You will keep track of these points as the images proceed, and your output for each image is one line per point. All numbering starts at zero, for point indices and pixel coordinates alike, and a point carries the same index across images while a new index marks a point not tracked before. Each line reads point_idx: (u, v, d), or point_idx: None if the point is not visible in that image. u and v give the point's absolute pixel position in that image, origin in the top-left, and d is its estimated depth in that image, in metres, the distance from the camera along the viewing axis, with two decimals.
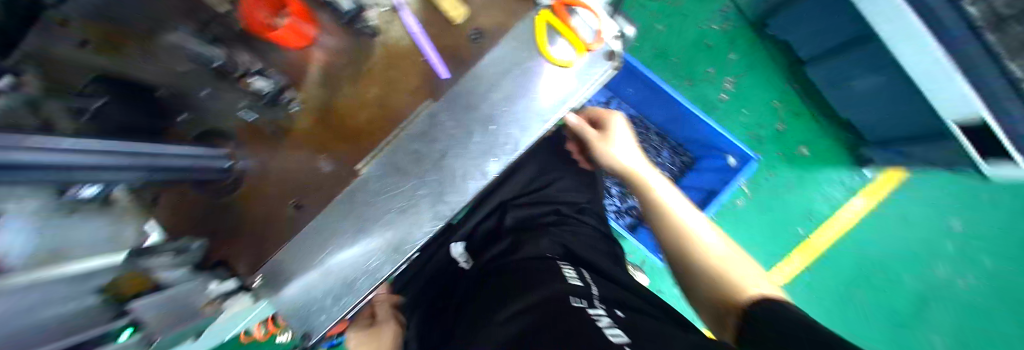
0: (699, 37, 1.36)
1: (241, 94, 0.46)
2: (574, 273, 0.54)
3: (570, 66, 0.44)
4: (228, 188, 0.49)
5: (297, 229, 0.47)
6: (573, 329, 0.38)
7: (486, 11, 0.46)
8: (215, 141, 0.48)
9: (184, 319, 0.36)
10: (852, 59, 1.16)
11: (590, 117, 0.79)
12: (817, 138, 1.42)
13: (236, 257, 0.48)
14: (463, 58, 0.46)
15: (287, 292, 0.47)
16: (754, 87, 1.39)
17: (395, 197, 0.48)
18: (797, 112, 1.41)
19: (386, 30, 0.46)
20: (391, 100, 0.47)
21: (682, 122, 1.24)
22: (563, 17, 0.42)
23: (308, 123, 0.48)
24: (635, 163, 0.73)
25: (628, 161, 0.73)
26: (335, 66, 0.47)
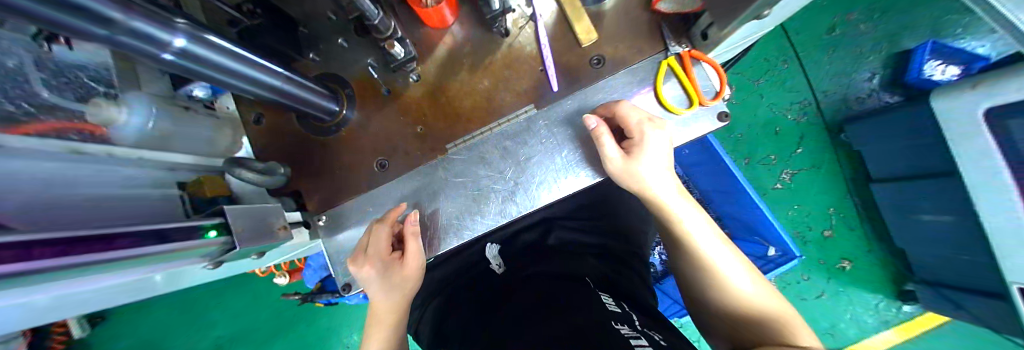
0: (771, 121, 1.17)
1: (372, 52, 0.50)
2: (612, 301, 0.49)
3: (683, 113, 0.44)
4: (326, 130, 0.52)
5: (380, 183, 0.51)
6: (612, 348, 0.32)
7: (613, 42, 0.48)
8: (332, 83, 0.51)
9: (258, 238, 0.38)
10: (917, 190, 0.98)
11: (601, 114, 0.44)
12: (864, 255, 1.20)
13: (313, 192, 0.52)
14: (578, 77, 0.48)
15: (343, 233, 0.50)
16: (813, 187, 1.18)
17: (470, 183, 0.48)
18: (853, 226, 1.18)
19: (517, 33, 0.49)
20: (498, 95, 0.50)
21: (729, 197, 1.08)
22: (689, 69, 0.44)
23: (418, 94, 0.51)
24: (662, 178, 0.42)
25: (653, 174, 0.42)
26: (460, 50, 0.50)
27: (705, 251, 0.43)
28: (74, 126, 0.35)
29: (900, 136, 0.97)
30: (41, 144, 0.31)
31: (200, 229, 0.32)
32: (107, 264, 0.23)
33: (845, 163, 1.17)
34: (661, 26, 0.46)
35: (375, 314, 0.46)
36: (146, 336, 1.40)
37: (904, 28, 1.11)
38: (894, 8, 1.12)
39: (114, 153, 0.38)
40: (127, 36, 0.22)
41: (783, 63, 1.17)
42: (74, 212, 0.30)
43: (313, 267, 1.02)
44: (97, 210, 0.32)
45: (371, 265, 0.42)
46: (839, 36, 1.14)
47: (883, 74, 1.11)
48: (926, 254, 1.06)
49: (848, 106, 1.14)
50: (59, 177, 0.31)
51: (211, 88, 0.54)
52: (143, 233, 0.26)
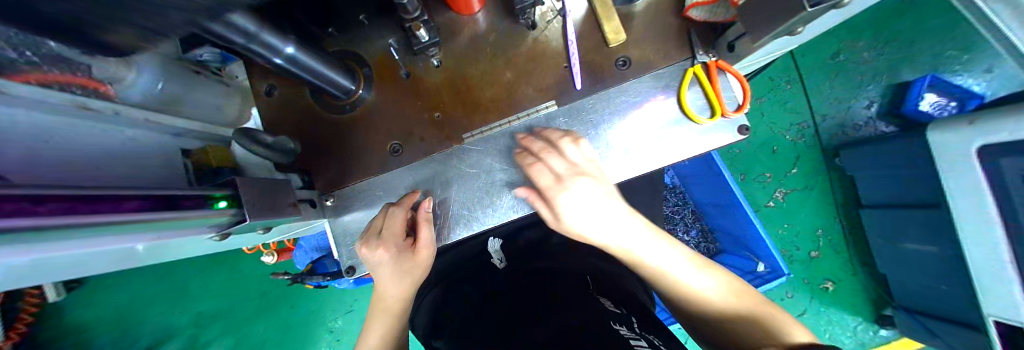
0: (768, 140, 1.19)
1: (396, 33, 0.49)
2: (609, 301, 0.48)
3: (704, 122, 0.44)
4: (340, 108, 0.50)
5: (393, 167, 0.49)
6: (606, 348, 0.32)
7: (640, 44, 0.48)
8: (349, 59, 0.49)
9: (272, 211, 0.37)
10: (904, 220, 1.00)
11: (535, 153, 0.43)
12: (847, 279, 1.21)
13: (320, 170, 0.51)
14: (602, 76, 0.48)
15: (350, 213, 0.49)
16: (804, 208, 1.20)
17: (484, 175, 0.48)
18: (840, 250, 1.20)
19: (544, 27, 0.49)
20: (520, 88, 0.49)
21: (723, 211, 1.08)
22: (714, 79, 0.44)
23: (438, 79, 0.50)
24: (593, 228, 0.41)
25: (586, 227, 0.41)
26: (484, 39, 0.49)
27: (657, 266, 0.42)
28: (78, 83, 0.30)
29: (889, 167, 0.98)
30: (36, 96, 0.27)
31: (207, 199, 0.31)
32: (110, 229, 0.22)
33: (836, 187, 1.19)
34: (691, 33, 0.46)
35: (380, 298, 0.45)
36: (125, 305, 1.37)
37: (907, 59, 1.10)
38: (901, 36, 1.10)
39: (116, 112, 0.36)
40: (257, 44, 0.33)
41: (786, 84, 1.18)
42: (64, 170, 0.29)
43: (304, 248, 1.00)
44: (81, 174, 0.31)
45: (385, 249, 0.41)
46: (842, 62, 1.14)
47: (881, 104, 1.11)
48: (908, 282, 1.06)
49: (845, 132, 1.14)
50: (62, 131, 0.31)
51: (222, 54, 0.51)
52: (139, 197, 0.25)
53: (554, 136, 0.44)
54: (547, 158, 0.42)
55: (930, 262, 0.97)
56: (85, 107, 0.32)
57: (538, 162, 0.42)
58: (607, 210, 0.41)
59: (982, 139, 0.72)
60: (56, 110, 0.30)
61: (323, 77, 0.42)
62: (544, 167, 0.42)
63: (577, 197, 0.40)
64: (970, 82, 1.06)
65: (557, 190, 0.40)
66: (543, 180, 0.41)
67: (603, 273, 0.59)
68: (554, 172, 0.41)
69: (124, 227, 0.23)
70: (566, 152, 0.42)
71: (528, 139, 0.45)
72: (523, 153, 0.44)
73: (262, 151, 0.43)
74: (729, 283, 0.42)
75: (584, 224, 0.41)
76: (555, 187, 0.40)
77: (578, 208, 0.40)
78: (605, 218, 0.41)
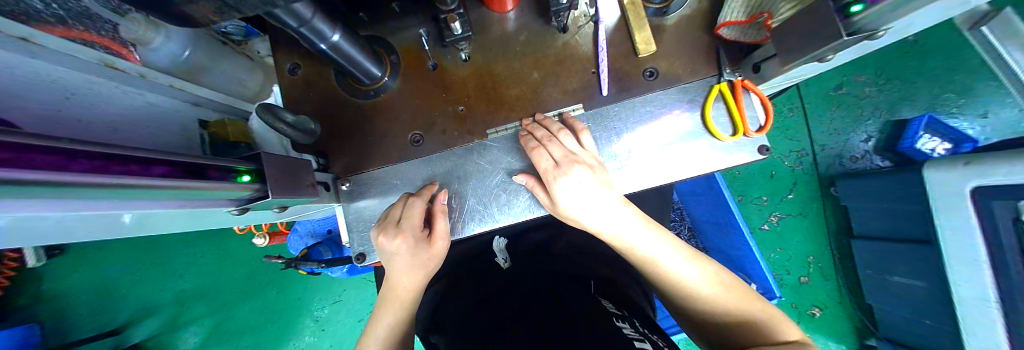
0: (766, 165, 1.22)
1: (429, 25, 0.49)
2: (611, 302, 0.49)
3: (725, 139, 0.45)
4: (364, 93, 0.49)
5: (411, 157, 0.49)
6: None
7: (668, 57, 0.49)
8: (378, 45, 0.49)
9: (292, 189, 0.36)
10: (891, 253, 1.01)
11: (537, 139, 0.44)
12: (835, 308, 1.20)
13: (338, 154, 0.50)
14: (629, 85, 0.49)
15: (364, 200, 0.49)
16: (798, 233, 1.21)
17: (504, 171, 0.48)
18: (829, 276, 1.20)
19: (575, 32, 0.49)
20: (546, 88, 0.49)
21: (719, 229, 1.08)
22: (739, 96, 0.44)
23: (465, 73, 0.50)
24: (585, 215, 0.42)
25: (582, 214, 0.42)
26: (516, 37, 0.50)
27: (652, 257, 0.42)
28: (99, 41, 0.32)
29: (885, 200, 0.98)
30: (64, 51, 0.28)
31: (232, 172, 0.30)
32: (135, 192, 0.21)
33: (830, 216, 1.19)
34: (718, 51, 0.47)
35: (392, 290, 0.45)
36: (106, 277, 1.32)
37: (906, 98, 1.11)
38: (903, 75, 1.12)
39: (143, 75, 0.37)
40: (307, 29, 0.34)
41: (789, 111, 1.20)
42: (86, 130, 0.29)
43: (299, 232, 0.98)
44: (105, 133, 0.30)
45: (403, 238, 0.40)
46: (843, 96, 1.16)
47: (878, 138, 1.12)
48: (895, 315, 1.05)
49: (842, 163, 1.16)
50: (88, 88, 0.30)
51: (246, 28, 0.52)
52: (171, 163, 0.24)
53: (555, 125, 0.44)
54: (548, 144, 0.42)
55: (917, 298, 0.97)
56: (114, 66, 0.33)
57: (540, 147, 0.43)
58: (601, 201, 0.41)
59: (977, 180, 0.73)
60: (84, 67, 0.30)
61: (353, 64, 0.42)
62: (544, 152, 0.42)
63: (573, 185, 0.40)
64: (965, 125, 1.07)
65: (553, 175, 0.41)
66: (542, 167, 0.42)
67: (608, 276, 0.58)
68: (553, 158, 0.42)
69: (152, 190, 0.22)
70: (566, 141, 0.43)
71: (531, 125, 0.46)
72: (525, 136, 0.45)
73: (287, 130, 0.41)
74: (729, 281, 0.41)
75: (578, 211, 0.42)
76: (553, 173, 0.41)
77: (575, 197, 0.41)
78: (598, 207, 0.41)
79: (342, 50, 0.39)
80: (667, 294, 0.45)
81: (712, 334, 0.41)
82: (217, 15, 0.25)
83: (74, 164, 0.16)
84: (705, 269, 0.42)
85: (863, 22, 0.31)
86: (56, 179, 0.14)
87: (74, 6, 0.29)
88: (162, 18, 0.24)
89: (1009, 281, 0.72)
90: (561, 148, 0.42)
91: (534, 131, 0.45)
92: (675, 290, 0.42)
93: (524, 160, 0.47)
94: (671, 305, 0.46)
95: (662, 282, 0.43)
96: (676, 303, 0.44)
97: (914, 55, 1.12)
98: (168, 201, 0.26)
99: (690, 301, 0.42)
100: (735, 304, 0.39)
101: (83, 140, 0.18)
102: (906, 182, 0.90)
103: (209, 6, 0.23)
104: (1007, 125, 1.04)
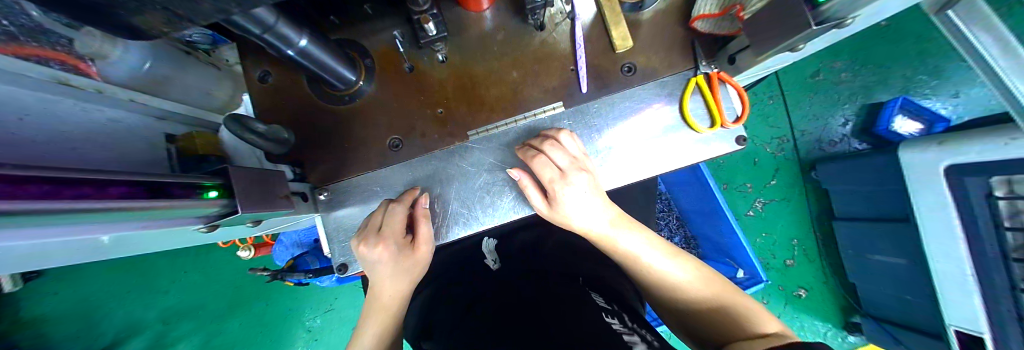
0: (749, 153, 1.24)
1: (405, 27, 0.48)
2: (601, 297, 0.50)
3: (704, 131, 0.45)
4: (340, 99, 0.48)
5: (391, 162, 0.48)
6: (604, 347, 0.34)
7: (645, 52, 0.49)
8: (352, 49, 0.47)
9: (263, 202, 0.35)
10: (868, 232, 1.05)
11: (534, 144, 0.43)
12: (818, 287, 1.24)
13: (315, 163, 0.49)
14: (608, 82, 0.49)
15: (344, 208, 0.48)
16: (781, 218, 1.25)
17: (486, 172, 0.47)
18: (812, 258, 1.23)
19: (552, 29, 0.49)
20: (527, 87, 0.49)
21: (706, 218, 1.09)
22: (715, 89, 0.45)
23: (444, 74, 0.49)
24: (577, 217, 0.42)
25: (573, 215, 0.42)
26: (494, 37, 0.49)
27: (640, 256, 0.42)
28: (55, 57, 0.30)
29: (862, 182, 1.02)
30: (13, 68, 0.26)
31: (198, 188, 0.29)
32: (98, 215, 0.20)
33: (811, 200, 1.23)
34: (695, 44, 0.47)
35: (377, 298, 0.44)
36: (85, 299, 1.27)
37: (881, 82, 1.14)
38: (877, 60, 1.15)
39: (98, 90, 0.35)
40: (272, 35, 0.33)
41: (770, 99, 1.22)
42: (50, 150, 0.27)
43: (284, 243, 0.96)
44: (68, 151, 0.29)
45: (384, 246, 0.39)
46: (821, 82, 1.19)
47: (855, 122, 1.16)
48: (875, 291, 1.10)
49: (821, 147, 1.19)
50: (44, 107, 0.28)
51: (211, 36, 0.50)
52: (134, 183, 0.23)
53: (551, 131, 0.44)
54: (547, 151, 0.41)
55: (897, 274, 1.01)
56: (68, 83, 0.32)
57: (540, 154, 0.41)
58: (591, 204, 0.41)
59: (950, 159, 0.76)
60: (37, 84, 0.28)
61: (324, 69, 0.41)
62: (546, 161, 0.40)
63: (570, 190, 0.40)
64: (938, 105, 1.11)
65: (558, 184, 0.40)
66: (540, 173, 0.40)
67: (597, 273, 0.59)
68: (555, 165, 0.40)
69: (111, 213, 0.21)
70: (564, 146, 0.42)
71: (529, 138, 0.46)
72: (525, 147, 0.44)
73: (255, 138, 0.39)
74: (709, 274, 0.43)
75: (575, 216, 0.42)
76: (554, 181, 0.40)
77: (574, 202, 0.41)
78: (590, 209, 0.41)
79: (312, 55, 0.38)
80: (652, 290, 0.45)
81: (695, 329, 0.42)
82: (170, 26, 0.23)
83: (34, 186, 0.16)
84: (689, 265, 0.43)
85: (833, 10, 0.29)
86: (23, 209, 0.14)
87: (28, 23, 0.27)
88: (112, 32, 0.23)
89: (983, 254, 0.75)
90: (562, 153, 0.41)
91: (531, 139, 0.45)
92: (660, 287, 0.43)
93: (508, 162, 0.47)
94: (656, 300, 0.47)
95: (646, 278, 0.43)
96: (661, 299, 0.45)
97: (887, 40, 1.15)
98: (127, 223, 0.24)
99: (673, 296, 0.42)
100: (714, 297, 0.40)
101: (39, 164, 0.17)
102: (882, 164, 0.93)
103: (157, 17, 0.22)
104: (977, 105, 1.08)
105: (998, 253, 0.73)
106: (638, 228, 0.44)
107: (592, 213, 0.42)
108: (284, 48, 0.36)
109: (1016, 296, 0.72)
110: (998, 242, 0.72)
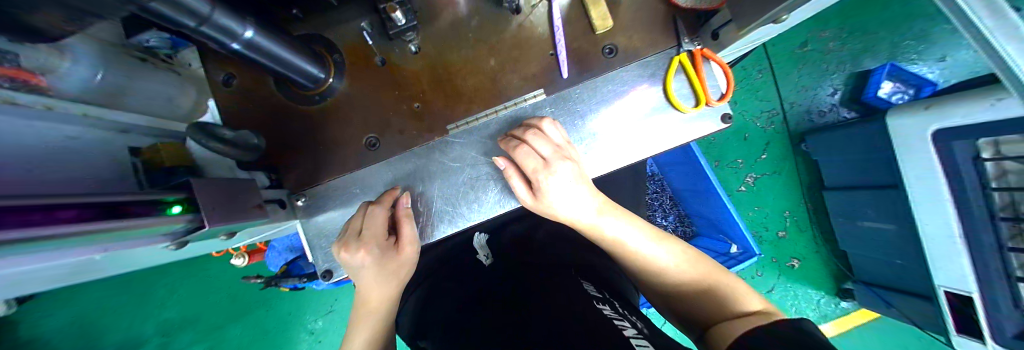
0: (739, 128, 1.23)
1: (372, 18, 0.46)
2: (593, 286, 0.50)
3: (687, 111, 0.44)
4: (311, 100, 0.46)
5: (370, 162, 0.47)
6: (596, 335, 0.34)
7: (626, 31, 0.47)
8: (319, 47, 0.45)
9: (234, 214, 0.33)
10: (857, 202, 1.06)
11: (518, 133, 0.42)
12: (808, 255, 1.27)
13: (290, 169, 0.47)
14: (589, 66, 0.47)
15: (324, 213, 0.47)
16: (772, 192, 1.25)
17: (468, 169, 0.46)
18: (803, 229, 1.26)
19: (528, 12, 0.46)
20: (506, 75, 0.47)
21: (699, 197, 1.09)
22: (699, 67, 0.44)
23: (417, 67, 0.47)
24: (565, 207, 0.41)
25: (561, 205, 0.41)
26: (466, 24, 0.47)
27: (628, 243, 0.42)
28: (4, 73, 0.28)
29: (850, 152, 1.02)
30: None
31: (159, 204, 0.27)
32: (63, 241, 0.19)
33: (802, 172, 1.23)
34: (675, 19, 0.46)
35: (365, 304, 0.44)
36: (83, 318, 1.25)
37: (869, 49, 1.13)
38: (866, 27, 1.13)
39: (50, 107, 0.32)
40: (211, 27, 0.29)
41: (758, 74, 1.20)
42: (26, 170, 0.26)
43: (277, 248, 0.95)
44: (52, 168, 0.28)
45: (366, 251, 0.38)
46: (809, 52, 1.17)
47: (844, 91, 1.15)
48: (866, 258, 1.12)
49: (810, 119, 1.18)
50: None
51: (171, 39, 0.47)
52: (92, 205, 0.22)
53: (533, 120, 0.43)
54: (531, 141, 0.40)
55: (885, 239, 1.03)
56: (15, 102, 0.29)
57: (523, 144, 0.40)
58: (577, 193, 0.40)
59: (938, 124, 0.75)
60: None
61: (278, 63, 0.38)
62: (530, 151, 0.39)
63: (557, 181, 0.39)
64: (925, 70, 1.10)
65: (542, 173, 0.39)
66: (523, 165, 0.40)
67: (589, 262, 0.59)
68: (540, 155, 0.39)
69: (74, 237, 0.20)
70: (547, 134, 0.41)
71: (513, 129, 0.44)
72: (508, 138, 0.42)
73: (223, 147, 0.37)
74: (694, 257, 0.43)
75: (561, 206, 0.41)
76: (540, 171, 0.39)
77: (562, 191, 0.40)
78: (576, 198, 0.40)
79: (258, 47, 0.34)
80: (640, 277, 0.45)
81: (685, 313, 0.42)
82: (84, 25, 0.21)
83: None
84: (673, 249, 0.43)
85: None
86: None
87: None
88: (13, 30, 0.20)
89: (971, 216, 0.77)
90: (546, 142, 0.40)
91: (516, 130, 0.43)
92: (647, 273, 0.43)
93: (491, 154, 0.45)
94: (646, 287, 0.47)
95: (633, 264, 0.43)
96: (650, 285, 0.45)
97: (875, 5, 1.12)
98: (98, 249, 0.23)
99: (661, 280, 0.42)
100: (699, 277, 0.41)
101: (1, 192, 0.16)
102: (872, 134, 0.92)
103: None
104: (964, 69, 1.08)
105: (986, 214, 0.74)
106: (626, 217, 0.44)
107: (579, 203, 0.41)
108: (227, 41, 0.32)
109: (1003, 255, 0.74)
110: (986, 203, 0.73)
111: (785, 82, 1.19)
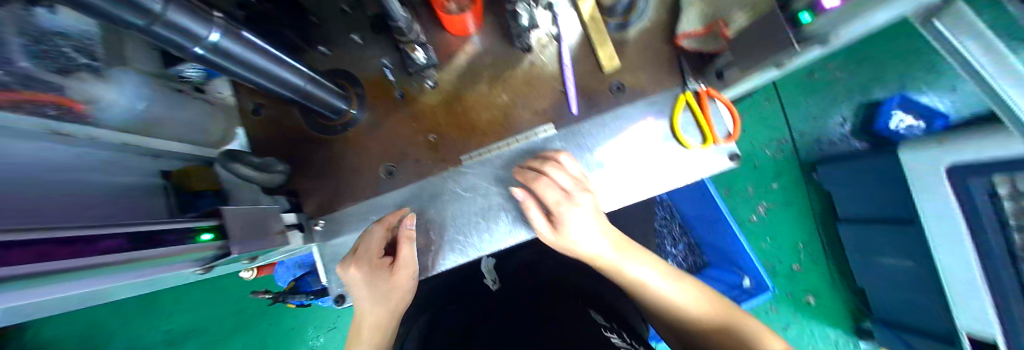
0: (748, 156, 1.23)
1: (394, 55, 0.49)
2: (600, 316, 0.49)
3: (691, 147, 0.46)
4: (334, 129, 0.49)
5: (386, 189, 0.49)
6: None
7: (633, 70, 0.49)
8: (345, 83, 0.49)
9: (256, 242, 0.35)
10: (872, 234, 1.03)
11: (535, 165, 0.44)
12: (822, 288, 1.22)
13: (311, 194, 0.50)
14: (597, 102, 0.49)
15: (338, 238, 0.47)
16: (784, 223, 1.24)
17: (479, 199, 0.47)
18: (816, 261, 1.22)
19: (540, 52, 0.50)
20: (517, 110, 0.50)
21: (709, 225, 1.08)
22: (705, 107, 0.45)
23: (434, 100, 0.50)
24: (581, 238, 0.42)
25: (578, 236, 0.42)
26: (482, 62, 0.50)
27: (643, 278, 0.42)
28: (51, 101, 0.29)
29: (863, 183, 1.00)
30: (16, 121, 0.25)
31: (190, 233, 0.29)
32: (108, 270, 0.20)
33: (813, 201, 1.21)
34: (681, 61, 0.48)
35: (363, 322, 0.46)
36: (90, 325, 1.27)
37: (877, 79, 1.14)
38: (872, 58, 1.15)
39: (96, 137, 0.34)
40: (174, 32, 0.25)
41: (765, 102, 1.21)
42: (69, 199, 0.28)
43: (286, 264, 0.96)
44: (90, 193, 0.30)
45: (357, 267, 0.43)
46: (816, 82, 1.19)
47: (853, 121, 1.15)
48: (887, 295, 1.06)
49: (820, 147, 1.18)
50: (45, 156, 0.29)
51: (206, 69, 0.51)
52: (129, 234, 0.23)
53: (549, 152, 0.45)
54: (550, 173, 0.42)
55: (905, 276, 0.98)
56: (64, 133, 0.30)
57: (542, 176, 0.42)
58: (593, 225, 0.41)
59: (952, 158, 0.70)
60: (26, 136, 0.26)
61: (257, 70, 0.35)
62: (549, 182, 0.41)
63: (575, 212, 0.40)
64: (936, 101, 1.09)
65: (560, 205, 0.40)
66: (542, 196, 0.41)
67: (597, 292, 0.59)
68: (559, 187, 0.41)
69: (116, 267, 0.21)
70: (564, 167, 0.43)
71: (529, 160, 0.46)
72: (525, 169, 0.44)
73: (248, 174, 0.39)
74: (706, 293, 0.43)
75: (578, 237, 0.42)
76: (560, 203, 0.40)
77: (579, 222, 0.41)
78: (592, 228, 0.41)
79: (232, 52, 0.31)
80: (655, 312, 0.44)
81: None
82: None
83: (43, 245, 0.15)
84: (687, 285, 0.43)
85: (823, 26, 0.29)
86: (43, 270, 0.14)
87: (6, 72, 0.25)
88: None
89: None
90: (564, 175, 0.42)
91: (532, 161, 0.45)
92: (661, 309, 0.42)
93: (502, 185, 0.47)
94: (660, 322, 0.46)
95: (647, 299, 0.43)
96: (665, 321, 0.44)
97: (880, 37, 1.15)
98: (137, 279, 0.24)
99: (676, 318, 0.42)
100: (713, 314, 0.40)
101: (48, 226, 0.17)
102: (883, 166, 0.91)
103: None
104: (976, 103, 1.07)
105: None
106: (639, 250, 0.45)
107: (594, 234, 0.42)
108: (192, 47, 0.28)
109: None
110: None
111: (792, 110, 1.20)
